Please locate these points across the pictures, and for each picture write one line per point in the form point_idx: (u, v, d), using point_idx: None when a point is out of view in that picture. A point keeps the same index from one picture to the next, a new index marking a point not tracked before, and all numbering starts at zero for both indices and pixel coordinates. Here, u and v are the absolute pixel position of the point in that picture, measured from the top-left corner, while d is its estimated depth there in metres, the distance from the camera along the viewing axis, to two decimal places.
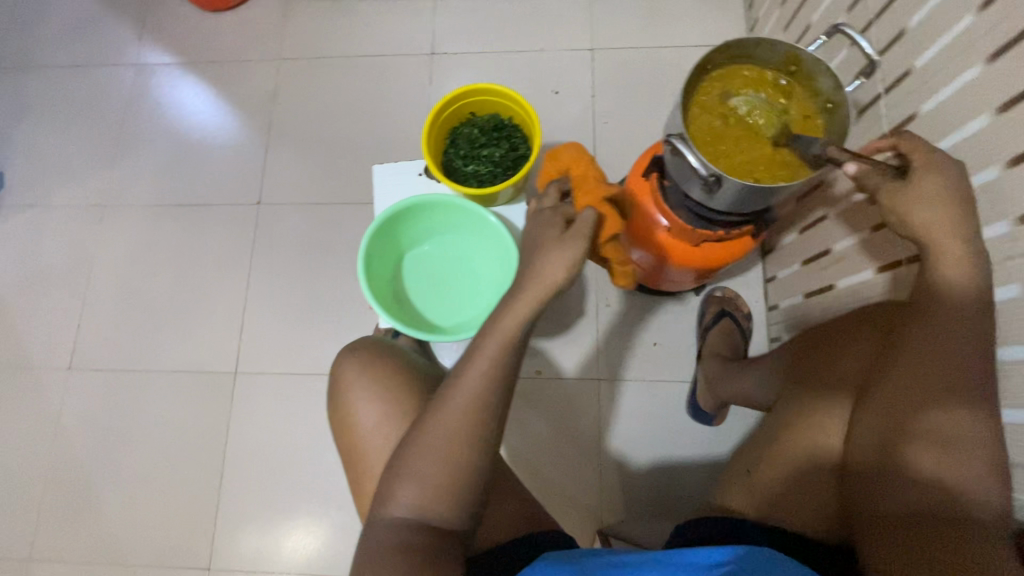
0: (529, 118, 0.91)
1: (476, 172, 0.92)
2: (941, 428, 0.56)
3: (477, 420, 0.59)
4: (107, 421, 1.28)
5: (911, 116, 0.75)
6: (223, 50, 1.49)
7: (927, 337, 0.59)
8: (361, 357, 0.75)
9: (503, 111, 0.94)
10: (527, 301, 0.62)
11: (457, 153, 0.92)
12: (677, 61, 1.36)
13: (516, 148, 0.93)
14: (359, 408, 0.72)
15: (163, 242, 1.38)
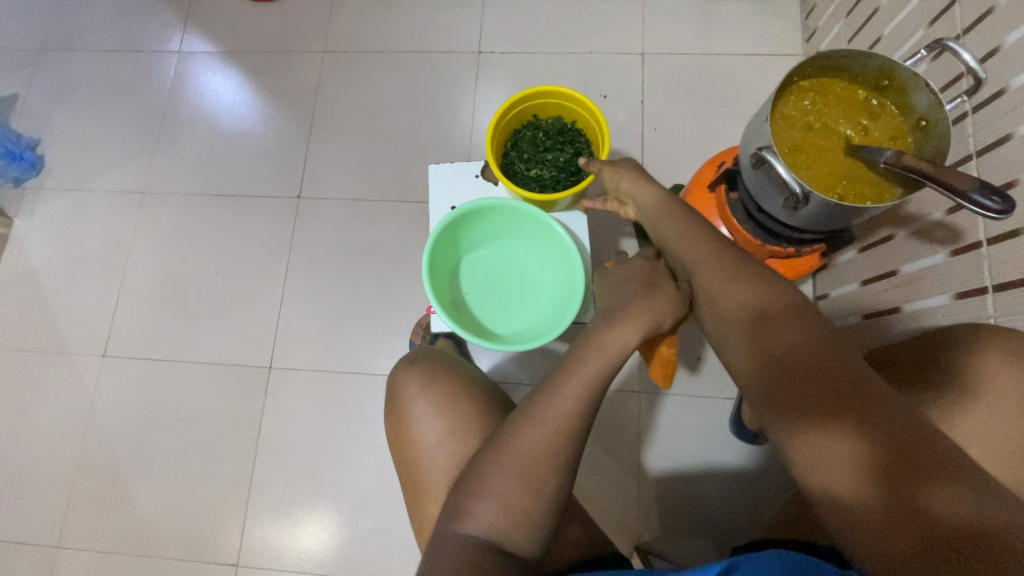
0: (594, 122, 0.89)
1: (539, 178, 0.91)
2: (896, 441, 0.46)
3: (554, 438, 0.57)
4: (139, 410, 1.28)
5: (1004, 136, 0.71)
6: (266, 40, 1.47)
7: (802, 343, 0.54)
8: (422, 368, 0.73)
9: (565, 114, 0.93)
10: (624, 332, 0.65)
11: (519, 158, 0.91)
12: (730, 69, 1.33)
13: (580, 152, 0.91)
14: (421, 421, 0.70)
15: (202, 233, 1.37)
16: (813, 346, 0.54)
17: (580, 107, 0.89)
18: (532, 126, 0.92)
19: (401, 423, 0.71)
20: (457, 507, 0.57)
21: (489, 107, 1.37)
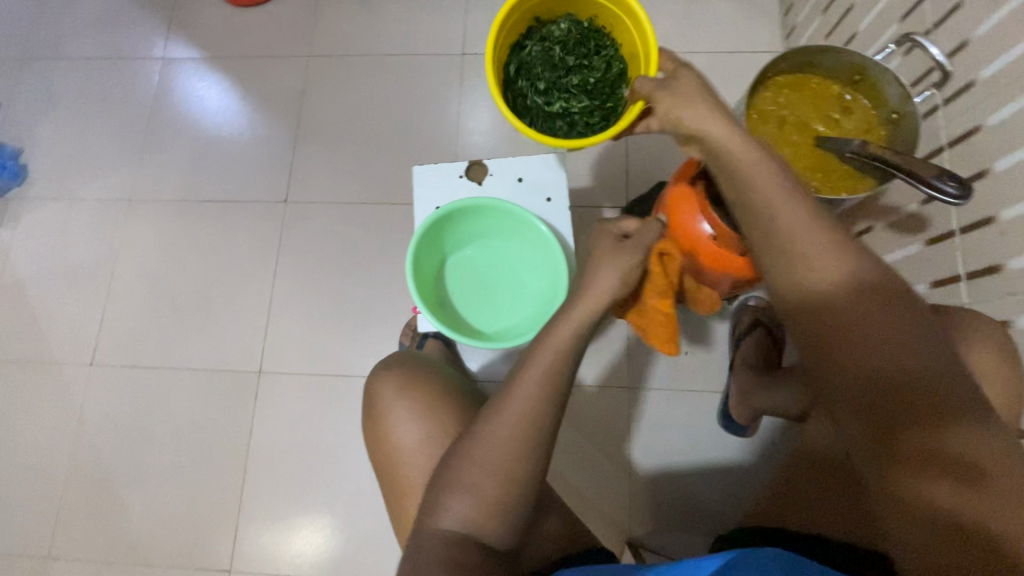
0: (615, 18, 0.83)
1: (569, 102, 0.88)
2: (931, 449, 0.48)
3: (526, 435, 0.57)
4: (129, 418, 1.27)
5: (974, 128, 0.73)
6: (251, 45, 1.47)
7: (853, 332, 0.50)
8: (401, 373, 0.74)
9: (578, 10, 0.86)
10: (574, 318, 0.65)
11: (539, 79, 0.88)
12: (712, 67, 1.35)
13: (603, 61, 0.87)
14: (402, 426, 0.70)
15: (189, 238, 1.37)
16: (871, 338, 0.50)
17: (598, 1, 0.82)
18: (543, 34, 0.87)
19: (379, 430, 0.72)
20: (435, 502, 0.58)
21: (475, 108, 1.38)
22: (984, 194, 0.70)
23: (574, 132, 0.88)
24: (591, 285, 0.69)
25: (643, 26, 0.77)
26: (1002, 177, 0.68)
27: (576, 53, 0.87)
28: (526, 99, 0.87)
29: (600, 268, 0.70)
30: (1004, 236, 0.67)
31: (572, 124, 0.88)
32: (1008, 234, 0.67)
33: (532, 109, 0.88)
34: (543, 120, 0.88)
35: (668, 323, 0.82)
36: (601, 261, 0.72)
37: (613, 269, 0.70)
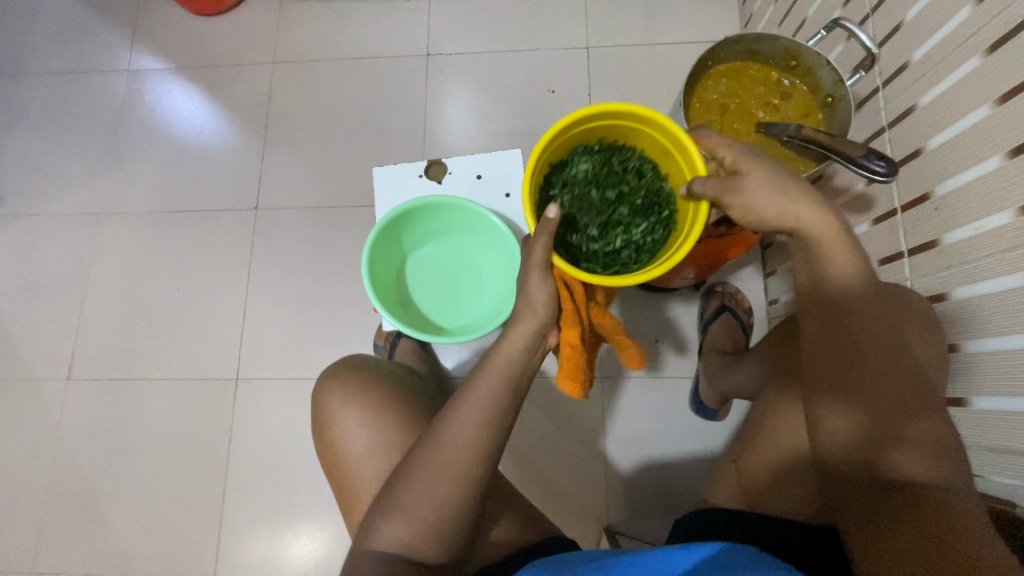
0: (633, 129, 0.70)
1: (618, 225, 0.73)
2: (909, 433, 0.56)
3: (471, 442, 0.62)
4: (108, 431, 1.27)
5: (910, 108, 0.75)
6: (217, 53, 1.47)
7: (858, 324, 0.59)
8: (344, 384, 0.78)
9: (587, 138, 0.72)
10: (520, 334, 0.69)
11: (579, 227, 0.73)
12: (673, 57, 1.36)
13: (634, 173, 0.73)
14: (348, 432, 0.75)
15: (161, 249, 1.37)
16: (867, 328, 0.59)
17: (611, 119, 0.69)
18: (561, 186, 0.73)
19: (331, 437, 0.77)
20: (391, 501, 0.62)
21: (441, 109, 1.39)
22: (921, 172, 0.72)
23: (645, 254, 0.72)
24: (528, 297, 0.70)
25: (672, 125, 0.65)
26: (935, 154, 0.70)
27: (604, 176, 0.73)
28: (577, 259, 0.72)
29: (532, 276, 0.69)
30: (938, 211, 0.70)
31: (638, 248, 0.72)
32: (942, 209, 0.69)
33: (586, 253, 0.72)
34: (605, 261, 0.73)
35: (571, 357, 0.73)
36: (531, 267, 0.68)
37: (542, 275, 0.68)
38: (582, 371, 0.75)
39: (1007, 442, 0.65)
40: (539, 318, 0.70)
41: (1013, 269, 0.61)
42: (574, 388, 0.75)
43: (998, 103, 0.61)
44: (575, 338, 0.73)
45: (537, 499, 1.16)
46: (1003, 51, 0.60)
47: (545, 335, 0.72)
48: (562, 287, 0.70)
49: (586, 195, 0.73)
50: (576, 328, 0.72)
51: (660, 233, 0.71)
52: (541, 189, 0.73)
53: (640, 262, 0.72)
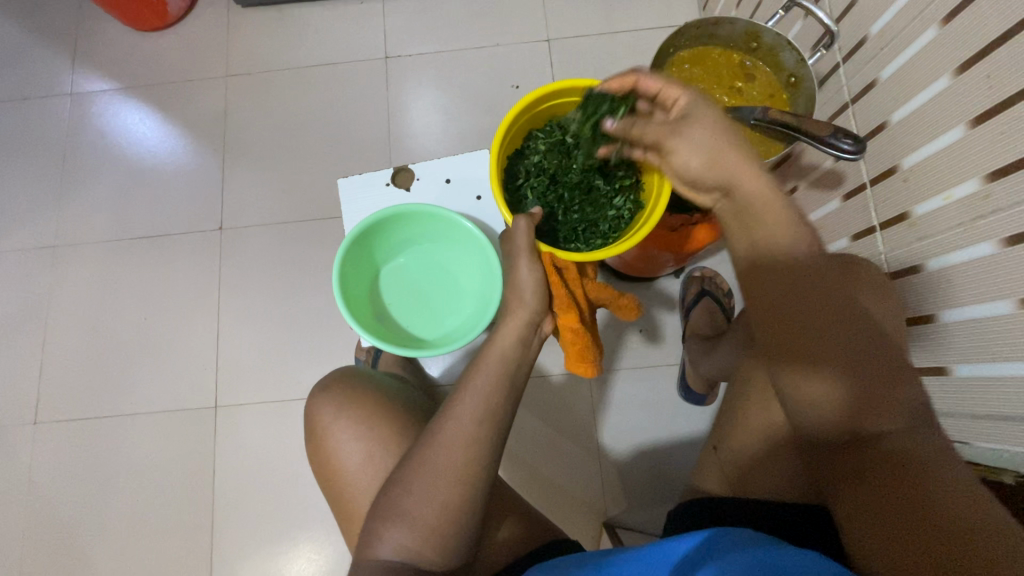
0: (577, 104, 0.80)
1: (592, 198, 0.81)
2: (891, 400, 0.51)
3: (458, 452, 0.59)
4: (84, 473, 1.22)
5: (871, 83, 0.75)
6: (166, 70, 1.41)
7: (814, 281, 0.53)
8: (337, 398, 0.75)
9: (537, 124, 0.81)
10: (513, 327, 0.68)
11: (556, 208, 0.82)
12: (636, 44, 1.35)
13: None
14: (339, 451, 0.73)
15: (124, 278, 1.31)
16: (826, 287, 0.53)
17: (557, 101, 0.78)
18: (527, 175, 0.82)
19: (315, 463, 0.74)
20: (375, 528, 0.59)
21: (405, 111, 1.36)
22: (889, 144, 0.73)
23: (624, 218, 0.81)
24: (518, 287, 0.69)
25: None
26: (900, 126, 0.70)
27: (566, 153, 0.80)
28: (559, 239, 0.82)
29: (522, 265, 0.68)
30: (907, 183, 0.70)
31: (616, 214, 0.81)
32: (911, 180, 0.70)
33: (568, 229, 0.82)
34: (587, 235, 0.83)
35: (576, 340, 0.75)
36: (519, 252, 0.68)
37: (531, 261, 0.68)
38: (590, 351, 0.76)
39: (988, 403, 0.66)
40: (528, 308, 0.68)
41: (982, 237, 0.61)
42: (585, 369, 0.77)
43: (957, 73, 0.61)
44: (574, 322, 0.74)
45: (534, 498, 1.15)
46: (958, 20, 0.60)
47: (538, 325, 0.70)
48: (550, 272, 0.71)
49: (553, 178, 0.82)
50: (574, 312, 0.73)
51: (633, 197, 0.80)
52: (510, 184, 0.82)
53: (620, 229, 0.81)
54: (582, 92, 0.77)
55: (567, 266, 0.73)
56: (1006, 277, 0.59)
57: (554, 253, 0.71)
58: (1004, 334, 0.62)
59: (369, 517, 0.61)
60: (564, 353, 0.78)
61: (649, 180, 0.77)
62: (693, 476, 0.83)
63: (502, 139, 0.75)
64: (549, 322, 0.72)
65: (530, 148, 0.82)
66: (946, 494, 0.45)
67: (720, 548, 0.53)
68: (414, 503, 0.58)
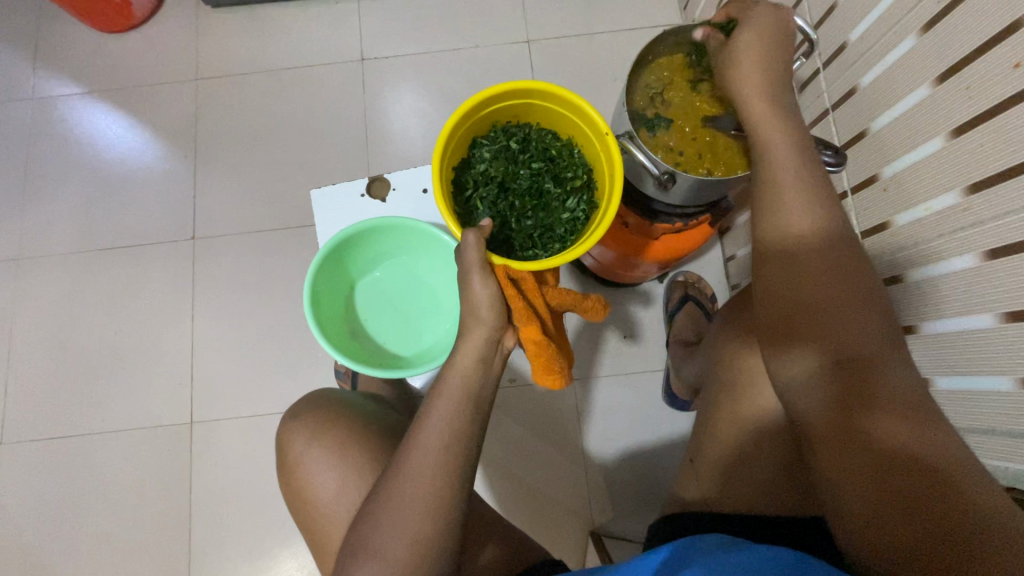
0: (521, 106, 0.72)
1: (544, 203, 0.77)
2: (879, 386, 0.50)
3: (429, 481, 0.57)
4: (53, 495, 1.18)
5: (851, 90, 0.74)
6: (132, 73, 1.36)
7: (811, 267, 0.56)
8: (309, 425, 0.74)
9: (480, 130, 0.74)
10: (470, 346, 0.64)
11: (508, 216, 0.76)
12: (616, 44, 1.33)
13: (539, 149, 0.76)
14: (313, 478, 0.71)
15: (92, 291, 1.27)
16: (831, 276, 0.55)
17: (497, 105, 0.71)
18: (475, 185, 0.76)
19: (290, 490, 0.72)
20: (347, 563, 0.57)
21: (383, 115, 1.32)
22: (870, 152, 0.72)
23: (580, 220, 0.75)
24: (473, 304, 0.63)
25: (563, 96, 0.69)
26: (881, 135, 0.69)
27: (513, 159, 0.76)
28: (515, 248, 0.75)
29: (474, 281, 0.62)
30: (888, 192, 0.70)
31: (571, 216, 0.75)
32: (892, 190, 0.69)
33: (523, 237, 0.76)
34: (544, 240, 0.76)
35: (540, 353, 0.67)
36: (470, 268, 0.62)
37: (483, 276, 0.62)
38: (556, 362, 0.68)
39: (971, 415, 0.66)
40: (485, 324, 0.63)
41: (961, 251, 0.61)
42: (554, 381, 0.68)
43: (937, 82, 0.60)
44: (537, 333, 0.66)
45: (519, 509, 1.14)
46: (937, 29, 0.59)
47: (499, 340, 0.66)
48: (506, 284, 0.64)
49: (502, 184, 0.76)
50: (534, 322, 0.65)
51: (586, 197, 0.75)
52: (457, 197, 0.75)
53: (577, 230, 0.75)
54: (523, 93, 0.70)
55: (523, 275, 0.66)
56: (985, 290, 0.59)
57: (509, 265, 0.64)
58: (987, 347, 0.61)
59: (343, 551, 0.59)
60: (530, 365, 0.70)
61: (601, 177, 0.72)
62: (675, 488, 0.82)
63: (443, 152, 0.67)
64: (510, 338, 0.67)
65: (475, 156, 0.75)
66: (938, 486, 0.44)
67: (697, 551, 0.53)
68: (386, 536, 0.56)
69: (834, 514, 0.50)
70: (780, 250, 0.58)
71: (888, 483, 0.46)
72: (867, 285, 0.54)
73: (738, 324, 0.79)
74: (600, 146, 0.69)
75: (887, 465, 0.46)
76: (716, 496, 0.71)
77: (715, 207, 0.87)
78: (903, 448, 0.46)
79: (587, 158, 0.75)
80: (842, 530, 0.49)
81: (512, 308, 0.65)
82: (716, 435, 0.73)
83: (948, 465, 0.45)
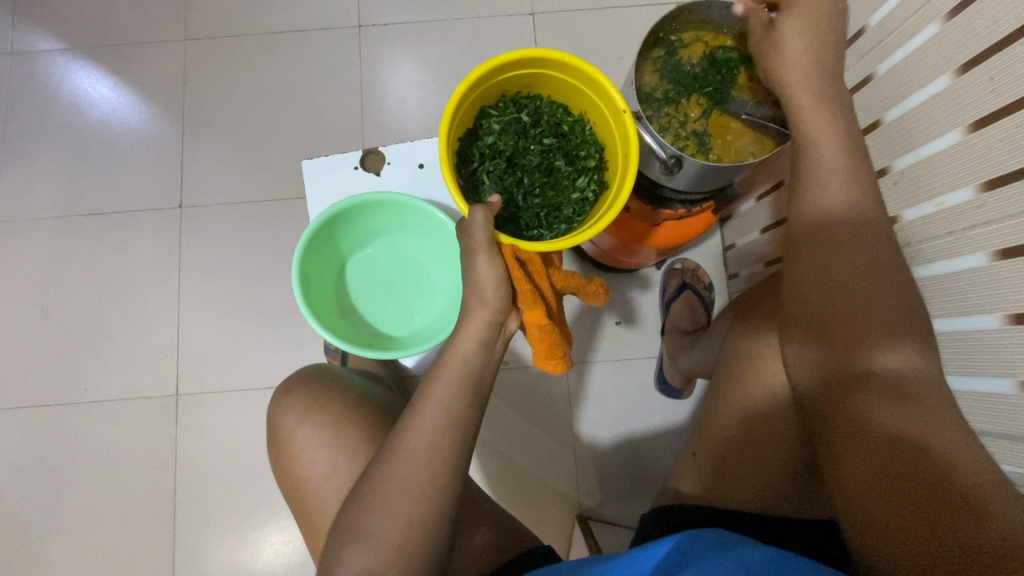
0: (533, 76, 0.69)
1: (554, 181, 0.74)
2: (891, 373, 0.52)
3: (424, 465, 0.56)
4: (37, 462, 1.16)
5: (867, 77, 0.72)
6: (119, 30, 1.30)
7: (846, 251, 0.55)
8: (303, 399, 0.72)
9: (489, 99, 0.70)
10: (472, 329, 0.62)
11: (515, 193, 0.74)
12: (623, 21, 1.28)
13: (550, 124, 0.73)
14: (305, 456, 0.69)
15: (75, 257, 1.23)
16: (859, 265, 0.54)
17: (509, 74, 0.67)
18: (481, 158, 0.73)
19: (281, 469, 0.71)
20: (336, 548, 0.56)
21: (380, 86, 1.28)
22: (883, 144, 0.70)
23: (589, 201, 0.72)
24: (477, 285, 0.61)
25: (579, 69, 0.65)
26: (894, 126, 0.67)
27: (523, 134, 0.73)
28: (520, 227, 0.73)
29: (480, 260, 0.60)
30: (899, 186, 0.68)
31: (580, 196, 0.72)
32: (903, 183, 0.67)
33: (529, 215, 0.73)
34: (550, 220, 0.74)
35: (543, 337, 0.66)
36: (476, 246, 0.60)
37: (490, 256, 0.60)
38: (559, 347, 0.67)
39: (971, 417, 0.65)
40: (489, 307, 0.61)
41: (973, 249, 0.60)
42: (555, 366, 0.68)
43: (959, 73, 0.58)
44: (542, 318, 0.64)
45: (508, 491, 1.14)
46: (963, 16, 0.57)
47: (502, 323, 0.64)
48: (513, 266, 0.61)
49: (510, 159, 0.74)
50: (540, 307, 0.63)
51: (597, 177, 0.72)
52: (462, 169, 0.72)
53: (585, 212, 0.73)
54: (537, 61, 0.66)
55: (530, 256, 0.63)
56: (994, 293, 0.58)
57: (516, 245, 0.61)
58: (996, 351, 0.59)
59: (331, 535, 0.57)
60: (531, 349, 0.68)
61: (614, 157, 0.69)
62: (667, 478, 0.81)
63: (450, 121, 0.64)
64: (512, 320, 0.65)
65: (483, 127, 0.72)
66: (949, 471, 0.46)
67: (694, 551, 0.52)
68: (378, 520, 0.55)
69: (842, 501, 0.52)
70: (817, 225, 0.58)
71: (899, 471, 0.48)
72: (893, 273, 0.54)
73: (754, 306, 0.77)
74: (616, 124, 0.66)
75: (900, 452, 0.49)
76: (711, 485, 0.72)
77: (720, 194, 0.85)
78: (925, 449, 0.48)
79: (599, 135, 0.72)
80: (850, 518, 0.51)
81: (517, 291, 0.63)
82: (714, 422, 0.73)
83: (954, 449, 0.48)
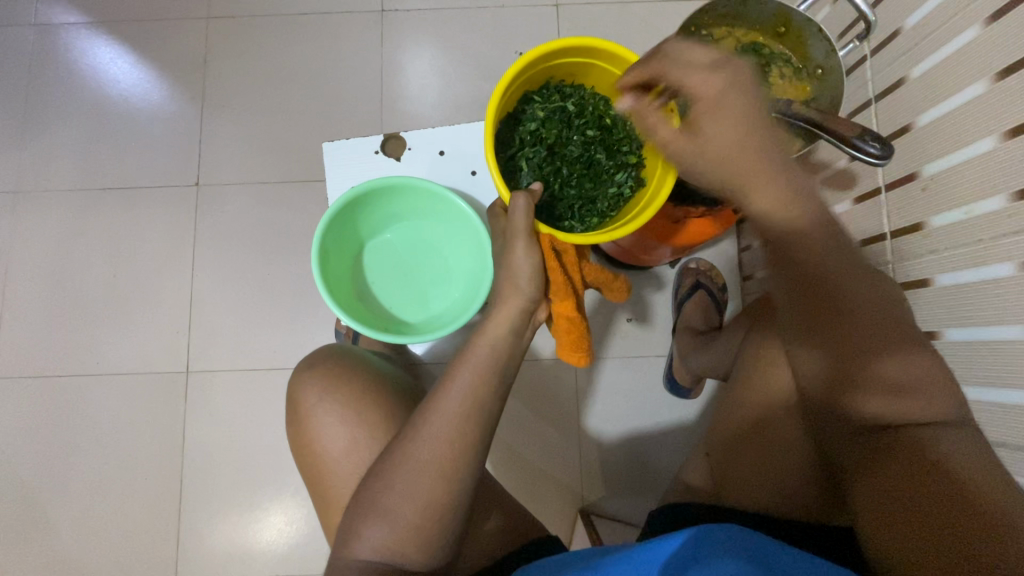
0: (581, 65, 0.69)
1: (593, 173, 0.74)
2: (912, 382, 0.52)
3: (444, 447, 0.56)
4: (47, 431, 1.18)
5: (900, 80, 0.71)
6: (142, 6, 1.30)
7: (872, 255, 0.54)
8: (323, 378, 0.72)
9: (535, 85, 0.71)
10: (504, 316, 0.61)
11: (552, 182, 0.74)
12: (648, 16, 1.27)
13: (594, 116, 0.73)
14: (323, 434, 0.70)
15: (91, 231, 1.24)
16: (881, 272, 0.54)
17: (558, 60, 0.67)
18: (522, 144, 0.73)
19: (296, 446, 0.72)
20: (353, 524, 0.56)
21: (400, 72, 1.27)
22: (911, 149, 0.69)
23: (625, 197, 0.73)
24: (512, 273, 0.62)
25: (630, 61, 0.65)
26: (925, 131, 0.67)
27: (566, 123, 0.73)
28: (555, 216, 0.73)
29: (518, 247, 0.61)
30: (927, 192, 0.67)
31: (617, 191, 0.73)
32: (931, 190, 0.66)
33: (564, 206, 0.74)
34: (584, 213, 0.74)
35: (570, 329, 0.66)
36: (516, 234, 0.62)
37: (528, 245, 0.61)
38: (585, 341, 0.67)
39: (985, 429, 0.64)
40: (524, 296, 0.62)
41: (1003, 257, 0.59)
42: (578, 359, 0.68)
43: (996, 79, 0.57)
44: (571, 309, 0.65)
45: (513, 481, 1.14)
46: (1003, 22, 0.56)
47: (532, 313, 0.64)
48: (548, 255, 0.63)
49: (551, 148, 0.74)
50: (571, 298, 0.64)
51: (636, 173, 0.72)
52: (501, 153, 0.73)
53: (621, 207, 0.73)
54: (588, 50, 0.66)
55: (566, 247, 0.65)
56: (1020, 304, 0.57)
57: (554, 236, 0.63)
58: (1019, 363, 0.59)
59: (348, 511, 0.58)
60: (556, 342, 0.69)
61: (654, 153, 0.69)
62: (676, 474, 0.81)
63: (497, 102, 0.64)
64: (542, 310, 0.65)
65: (527, 112, 0.72)
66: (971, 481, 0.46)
67: (701, 554, 0.50)
68: (396, 499, 0.55)
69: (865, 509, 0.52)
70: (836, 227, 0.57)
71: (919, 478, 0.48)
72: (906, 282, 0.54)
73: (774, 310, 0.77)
74: None
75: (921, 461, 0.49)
76: (723, 483, 0.72)
77: None
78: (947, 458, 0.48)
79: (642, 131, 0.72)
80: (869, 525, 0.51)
81: (550, 279, 0.64)
82: (730, 422, 0.74)
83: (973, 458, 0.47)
